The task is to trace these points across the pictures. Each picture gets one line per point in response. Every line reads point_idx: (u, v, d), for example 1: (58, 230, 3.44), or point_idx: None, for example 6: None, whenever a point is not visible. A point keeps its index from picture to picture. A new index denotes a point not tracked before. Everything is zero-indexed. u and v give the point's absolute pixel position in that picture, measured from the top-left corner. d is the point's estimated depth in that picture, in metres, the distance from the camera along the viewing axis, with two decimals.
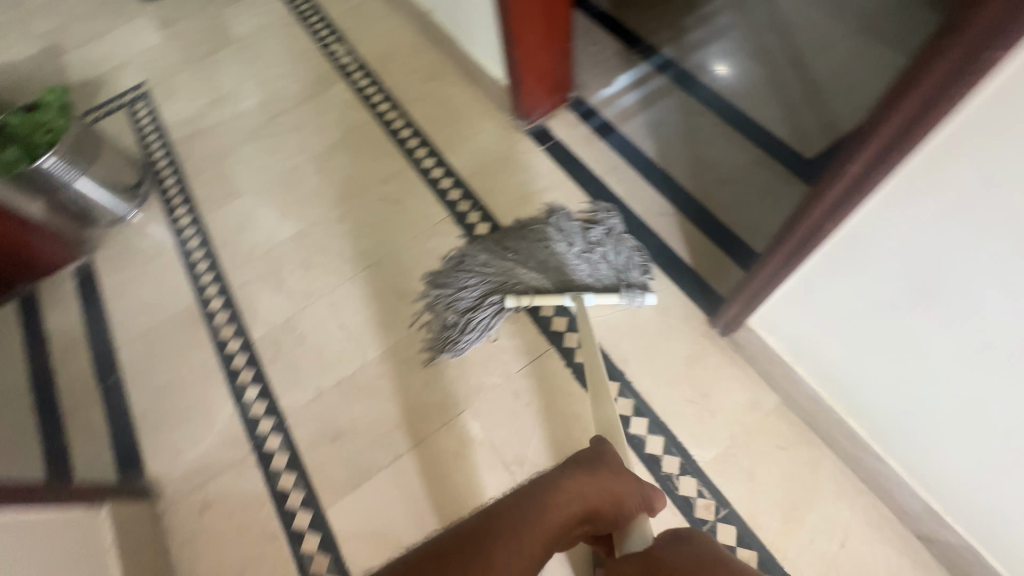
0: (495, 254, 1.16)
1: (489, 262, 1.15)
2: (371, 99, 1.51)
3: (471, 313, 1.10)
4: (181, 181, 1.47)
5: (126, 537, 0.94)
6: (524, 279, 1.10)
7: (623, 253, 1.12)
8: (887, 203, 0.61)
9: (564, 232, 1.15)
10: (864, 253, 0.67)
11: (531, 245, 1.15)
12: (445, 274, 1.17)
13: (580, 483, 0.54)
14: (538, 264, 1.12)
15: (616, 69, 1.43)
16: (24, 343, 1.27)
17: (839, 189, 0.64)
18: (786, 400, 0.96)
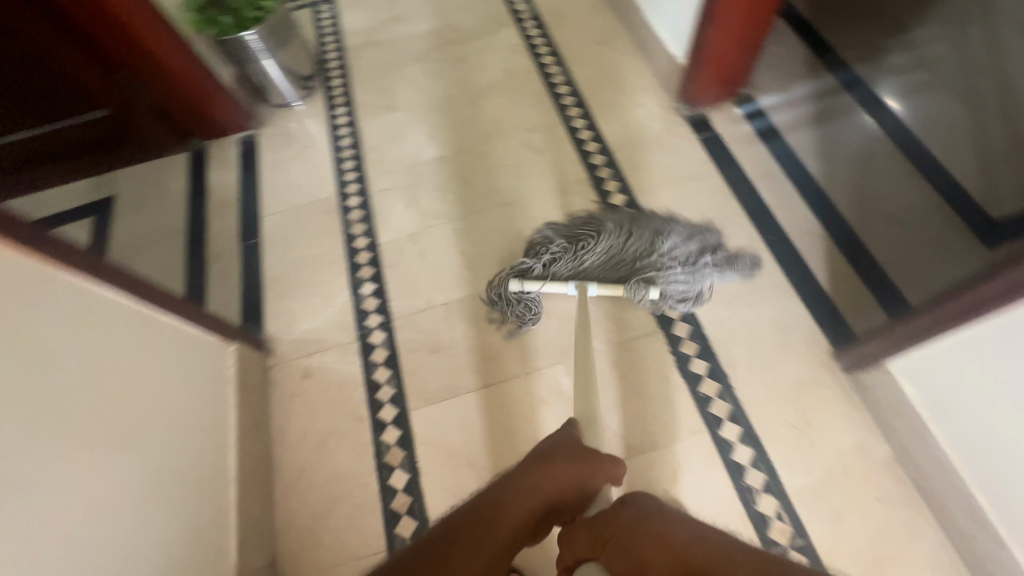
0: (621, 236, 1.05)
1: (609, 240, 1.04)
2: (537, 48, 1.53)
3: (553, 258, 1.06)
4: (346, 84, 1.57)
5: (242, 376, 1.05)
6: (591, 261, 1.05)
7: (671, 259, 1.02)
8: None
9: (691, 247, 1.04)
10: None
11: (653, 236, 1.04)
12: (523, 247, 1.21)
13: (539, 482, 0.64)
14: (625, 253, 1.05)
15: (796, 76, 1.36)
16: (188, 190, 1.43)
17: None
18: (899, 455, 0.90)
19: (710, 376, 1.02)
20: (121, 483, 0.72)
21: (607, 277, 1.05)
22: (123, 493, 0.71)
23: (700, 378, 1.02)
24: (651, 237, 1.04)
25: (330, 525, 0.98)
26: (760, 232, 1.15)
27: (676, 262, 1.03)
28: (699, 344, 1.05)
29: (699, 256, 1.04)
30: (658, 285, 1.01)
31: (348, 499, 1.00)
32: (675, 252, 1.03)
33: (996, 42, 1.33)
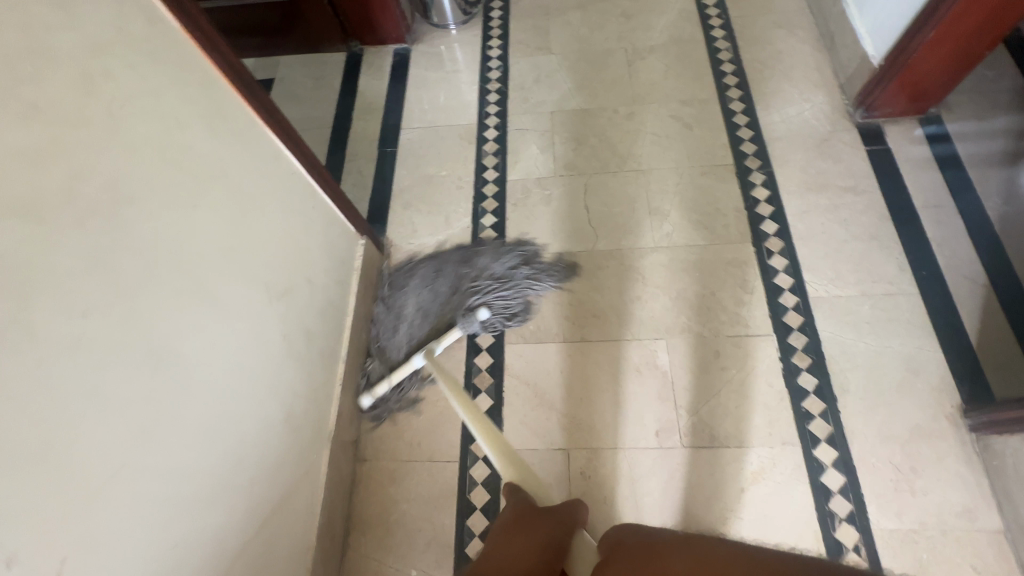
0: (425, 284, 1.15)
1: (420, 288, 1.14)
2: (709, 19, 1.45)
3: (377, 352, 1.09)
4: (505, 17, 1.56)
5: (363, 270, 1.12)
6: (417, 312, 1.12)
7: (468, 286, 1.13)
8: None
9: (485, 262, 1.17)
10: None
11: (434, 279, 1.16)
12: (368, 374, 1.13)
13: (496, 549, 0.60)
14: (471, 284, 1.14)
15: (1001, 107, 1.21)
16: (339, 89, 1.50)
17: None
18: (1010, 531, 0.84)
19: (817, 394, 0.98)
20: (271, 320, 0.80)
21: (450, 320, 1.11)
22: (271, 330, 0.80)
23: (806, 393, 0.98)
24: (461, 275, 1.16)
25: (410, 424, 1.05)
26: (911, 264, 1.07)
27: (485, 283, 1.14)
28: (813, 359, 1.01)
29: (474, 276, 1.15)
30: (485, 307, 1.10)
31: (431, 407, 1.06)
32: (465, 282, 1.15)
33: None
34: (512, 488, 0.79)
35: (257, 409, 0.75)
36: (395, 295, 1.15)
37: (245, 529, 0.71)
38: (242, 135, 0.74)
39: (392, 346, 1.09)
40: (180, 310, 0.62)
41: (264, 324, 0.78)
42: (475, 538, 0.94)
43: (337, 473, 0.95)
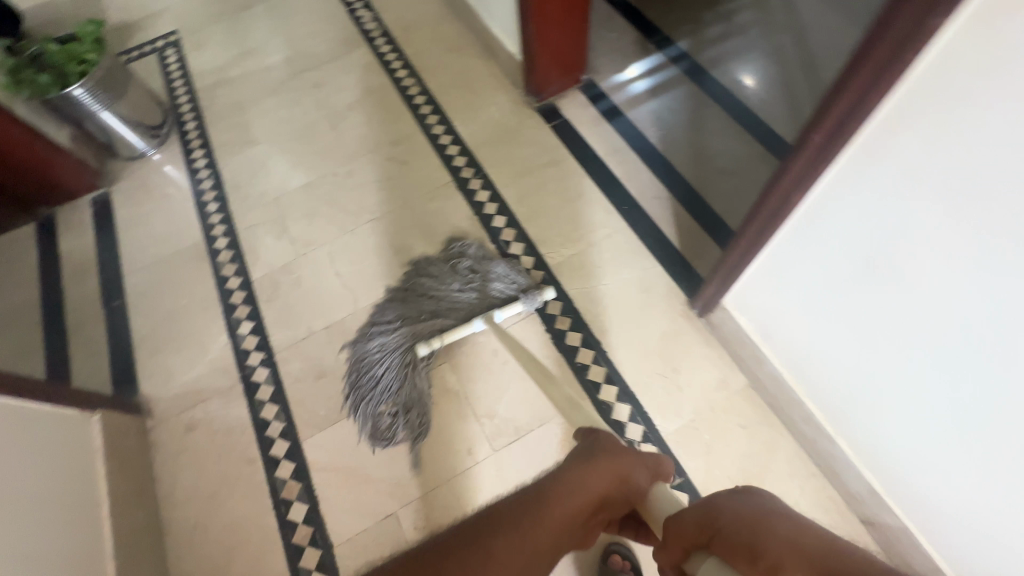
0: (382, 330, 1.09)
1: (382, 338, 1.07)
2: (390, 64, 1.55)
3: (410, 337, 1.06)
4: (201, 126, 1.53)
5: (113, 443, 1.00)
6: (437, 302, 1.10)
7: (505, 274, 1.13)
8: (843, 175, 0.62)
9: (435, 274, 1.14)
10: (821, 233, 0.69)
11: (381, 323, 1.10)
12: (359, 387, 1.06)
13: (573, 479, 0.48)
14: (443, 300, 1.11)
15: (631, 56, 1.46)
16: (39, 262, 1.34)
17: (798, 168, 0.66)
18: (751, 382, 0.99)
19: (584, 345, 1.08)
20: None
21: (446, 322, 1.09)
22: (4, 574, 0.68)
23: (575, 349, 1.08)
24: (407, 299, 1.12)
25: None
26: (614, 204, 1.23)
27: (439, 286, 1.12)
28: (571, 317, 1.11)
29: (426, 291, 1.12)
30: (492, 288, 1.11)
31: (247, 545, 0.97)
32: (415, 298, 1.12)
33: (790, 3, 1.49)
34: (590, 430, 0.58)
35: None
36: (355, 365, 1.08)
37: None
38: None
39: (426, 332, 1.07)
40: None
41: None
42: None
43: None
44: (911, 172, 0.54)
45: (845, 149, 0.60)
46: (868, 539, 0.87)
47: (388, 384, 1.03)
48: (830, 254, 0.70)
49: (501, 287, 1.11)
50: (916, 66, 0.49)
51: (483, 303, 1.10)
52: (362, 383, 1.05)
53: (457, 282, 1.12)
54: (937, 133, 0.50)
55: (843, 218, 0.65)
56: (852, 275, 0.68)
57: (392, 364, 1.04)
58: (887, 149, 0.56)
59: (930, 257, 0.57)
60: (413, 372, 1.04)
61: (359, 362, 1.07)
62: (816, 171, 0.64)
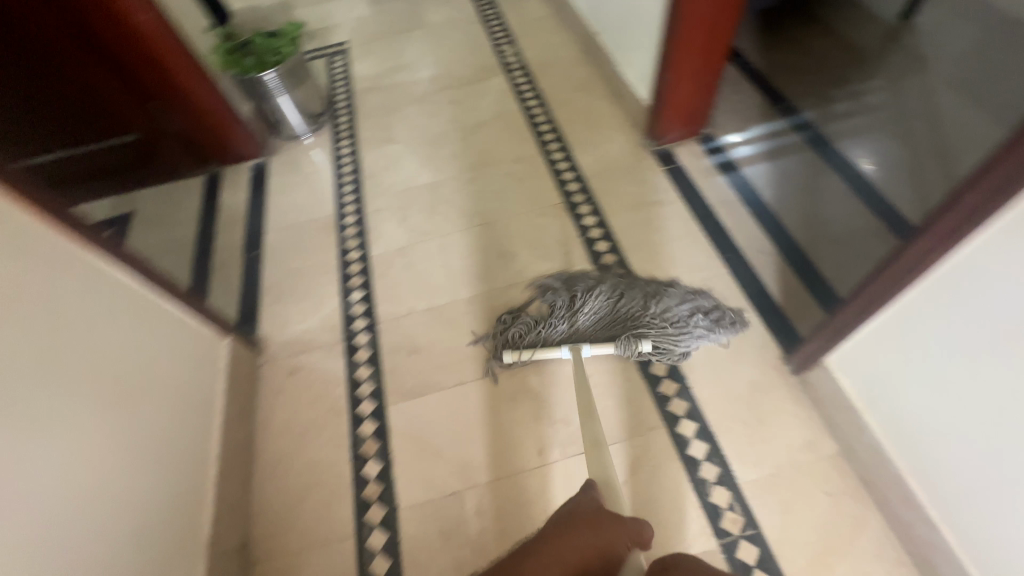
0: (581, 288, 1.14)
1: (572, 291, 1.14)
2: (523, 94, 1.71)
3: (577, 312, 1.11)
4: (352, 121, 1.75)
5: (233, 368, 1.13)
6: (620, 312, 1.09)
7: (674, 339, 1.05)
8: (994, 243, 0.61)
9: (669, 299, 1.10)
10: (961, 300, 0.68)
11: (591, 283, 1.15)
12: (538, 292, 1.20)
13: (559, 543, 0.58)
14: (627, 317, 1.10)
15: (753, 119, 1.51)
16: (200, 209, 1.57)
17: (939, 230, 0.65)
18: (844, 450, 0.95)
19: (669, 377, 1.09)
20: (104, 433, 0.78)
21: (601, 334, 1.10)
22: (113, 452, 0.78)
23: (659, 378, 1.09)
24: (621, 290, 1.12)
25: (302, 510, 1.02)
26: (717, 250, 1.26)
27: (658, 311, 1.09)
28: None
29: (643, 302, 1.10)
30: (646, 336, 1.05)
31: (321, 488, 1.04)
32: (622, 296, 1.11)
33: (928, 91, 1.49)
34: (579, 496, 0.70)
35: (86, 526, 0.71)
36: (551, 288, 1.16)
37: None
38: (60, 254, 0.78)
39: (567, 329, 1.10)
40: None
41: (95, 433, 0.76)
42: None
43: None
44: None
45: (998, 219, 0.60)
46: None
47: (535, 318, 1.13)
48: (971, 322, 0.67)
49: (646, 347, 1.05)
50: None
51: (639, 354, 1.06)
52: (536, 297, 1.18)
53: (670, 322, 1.07)
54: None
55: (990, 287, 0.64)
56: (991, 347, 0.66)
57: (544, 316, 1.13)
58: None
59: None
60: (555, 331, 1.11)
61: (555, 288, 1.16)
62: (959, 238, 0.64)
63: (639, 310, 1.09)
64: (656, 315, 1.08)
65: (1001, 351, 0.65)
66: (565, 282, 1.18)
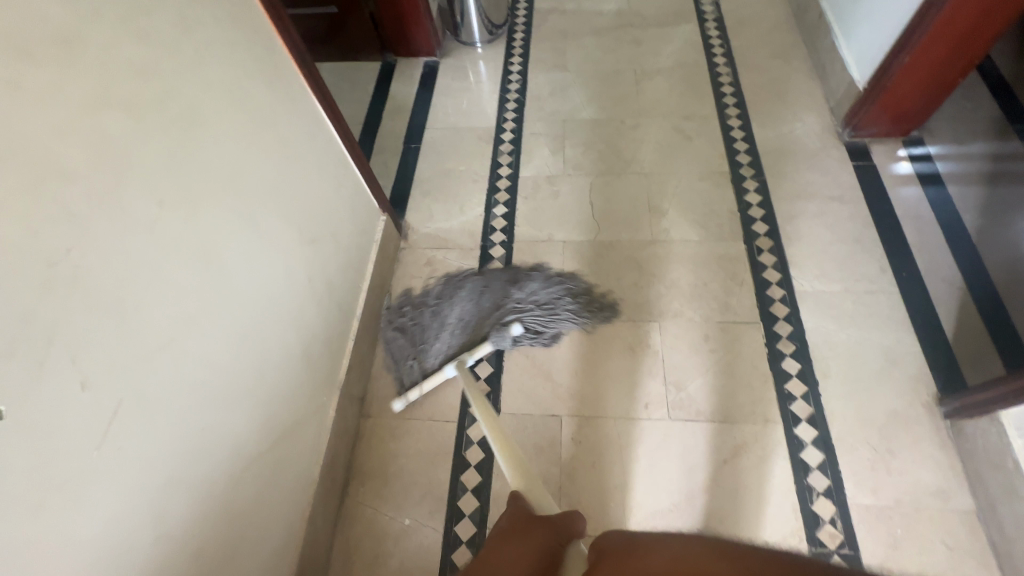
0: (459, 292, 1.20)
1: (451, 295, 1.19)
2: (711, 48, 1.59)
3: (456, 325, 1.15)
4: (527, 39, 1.73)
5: (382, 244, 1.22)
6: (493, 305, 1.17)
7: (547, 321, 1.14)
8: None
9: (525, 287, 1.19)
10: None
11: (452, 291, 1.21)
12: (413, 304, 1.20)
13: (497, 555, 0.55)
14: (493, 308, 1.17)
15: (979, 133, 1.31)
16: (372, 93, 1.65)
17: None
18: (981, 509, 0.87)
19: (799, 378, 1.03)
20: (293, 258, 0.89)
21: (476, 337, 1.13)
22: (299, 282, 0.90)
23: (789, 375, 1.04)
24: (481, 288, 1.20)
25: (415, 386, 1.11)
26: (892, 266, 1.14)
27: (521, 299, 1.17)
28: (797, 346, 1.07)
29: (506, 292, 1.18)
30: (515, 322, 1.12)
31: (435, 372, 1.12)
32: (484, 294, 1.19)
33: None
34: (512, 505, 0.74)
35: (273, 329, 0.82)
36: (418, 302, 1.19)
37: (257, 443, 0.77)
38: (290, 90, 0.87)
39: (450, 342, 1.13)
40: (228, 224, 0.72)
41: (288, 256, 0.87)
42: (468, 493, 0.99)
43: (342, 422, 1.01)
44: None
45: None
46: None
47: (411, 340, 1.13)
48: None
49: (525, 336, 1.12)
50: None
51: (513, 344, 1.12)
52: (414, 312, 1.18)
53: (535, 304, 1.16)
54: None
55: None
56: None
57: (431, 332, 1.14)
58: None
59: None
60: (437, 347, 1.12)
61: (417, 302, 1.19)
62: None
63: (503, 301, 1.17)
64: (519, 302, 1.17)
65: None
66: (434, 289, 1.22)
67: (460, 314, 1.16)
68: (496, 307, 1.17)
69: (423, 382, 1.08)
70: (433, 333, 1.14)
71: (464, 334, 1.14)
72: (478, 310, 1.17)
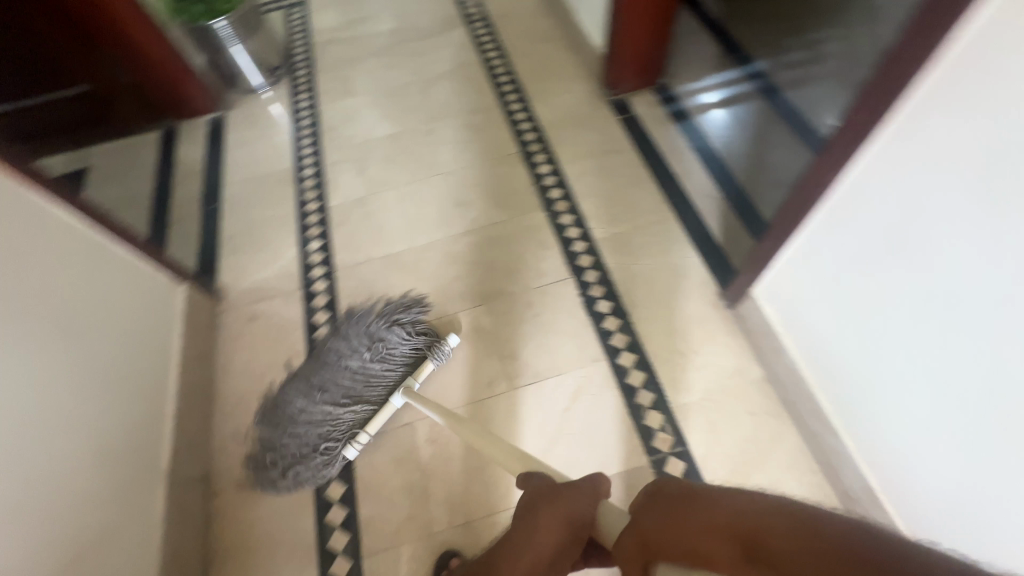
0: (296, 397, 0.95)
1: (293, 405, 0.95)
2: (483, 45, 1.70)
3: (336, 406, 0.96)
4: (310, 74, 1.73)
5: (191, 313, 1.16)
6: (343, 365, 0.98)
7: (402, 325, 1.02)
8: (879, 155, 0.66)
9: (345, 342, 0.98)
10: (851, 215, 0.73)
11: (285, 405, 0.96)
12: (266, 448, 0.95)
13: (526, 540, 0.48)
14: (346, 369, 0.98)
15: (709, 68, 1.53)
16: (157, 163, 1.56)
17: (842, 144, 0.70)
18: (768, 374, 1.02)
19: (612, 315, 1.14)
20: (45, 359, 0.79)
21: (369, 385, 0.99)
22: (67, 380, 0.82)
23: (604, 315, 1.14)
24: (309, 376, 0.97)
25: None
26: (666, 196, 1.30)
27: (355, 354, 0.98)
28: (605, 287, 1.18)
29: (332, 361, 0.97)
30: (387, 345, 1.00)
31: None
32: (320, 374, 0.97)
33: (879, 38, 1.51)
34: (528, 475, 0.59)
35: (32, 441, 0.73)
36: (266, 448, 0.94)
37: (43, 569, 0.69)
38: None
39: (356, 403, 0.98)
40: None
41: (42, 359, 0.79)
42: (335, 531, 0.96)
43: (180, 510, 0.94)
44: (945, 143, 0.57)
45: (880, 130, 0.64)
46: None
47: (312, 451, 0.94)
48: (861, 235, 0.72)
49: (403, 346, 1.02)
50: (949, 52, 0.54)
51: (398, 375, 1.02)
52: (281, 446, 0.94)
53: (368, 345, 0.98)
54: (969, 107, 0.53)
55: (875, 197, 0.68)
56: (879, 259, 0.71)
57: (320, 433, 0.95)
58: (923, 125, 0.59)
59: (953, 238, 0.60)
60: (341, 446, 0.97)
61: (263, 449, 0.94)
62: (852, 154, 0.69)
63: (341, 371, 0.97)
64: (355, 357, 0.98)
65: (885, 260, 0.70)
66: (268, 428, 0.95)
67: (322, 400, 0.96)
68: (347, 365, 0.98)
69: (372, 428, 0.97)
70: (330, 423, 0.96)
71: (359, 394, 0.98)
72: (334, 382, 0.97)
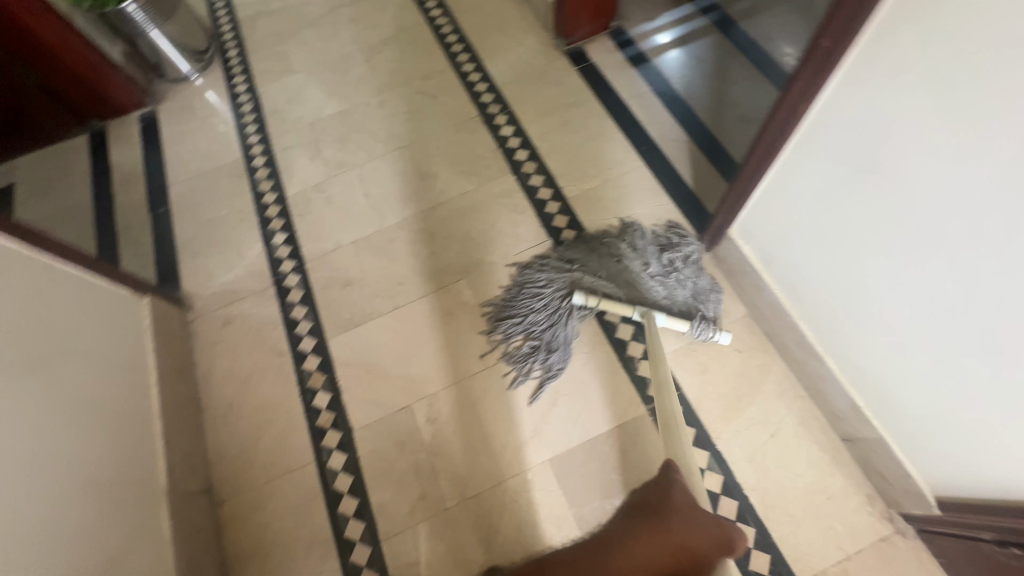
0: (574, 250, 1.11)
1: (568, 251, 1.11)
2: (424, 4, 1.60)
3: (596, 270, 1.07)
4: (242, 53, 1.60)
5: (160, 327, 1.10)
6: (628, 249, 1.09)
7: (694, 274, 1.06)
8: (850, 74, 0.67)
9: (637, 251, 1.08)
10: (825, 142, 0.75)
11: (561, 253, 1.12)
12: (521, 273, 1.12)
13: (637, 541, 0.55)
14: (622, 255, 1.08)
15: (661, 6, 1.48)
16: (90, 171, 1.43)
17: (811, 69, 0.70)
18: (751, 311, 1.05)
19: None
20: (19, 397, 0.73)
21: (632, 286, 1.05)
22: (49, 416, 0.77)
23: None
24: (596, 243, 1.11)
25: (260, 448, 1.05)
26: (633, 144, 1.28)
27: (625, 256, 1.08)
28: None
29: (623, 242, 1.10)
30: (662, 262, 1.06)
31: (274, 426, 1.07)
32: (606, 247, 1.10)
33: None
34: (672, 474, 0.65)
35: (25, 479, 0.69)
36: (514, 289, 1.11)
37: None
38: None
39: (607, 290, 1.05)
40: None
41: (17, 397, 0.73)
42: (351, 520, 0.97)
43: (188, 524, 0.93)
44: (914, 52, 0.58)
45: (849, 54, 0.65)
46: (849, 457, 0.92)
47: (552, 295, 1.06)
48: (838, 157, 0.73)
49: (676, 285, 1.05)
50: None
51: (637, 298, 1.04)
52: (533, 277, 1.09)
53: (654, 251, 1.08)
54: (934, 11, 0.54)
55: (848, 121, 0.70)
56: (855, 179, 0.72)
57: (567, 283, 1.07)
58: (890, 35, 0.60)
59: (926, 148, 0.61)
60: (560, 320, 1.05)
61: (380, 399, 1.06)
62: (822, 76, 0.69)
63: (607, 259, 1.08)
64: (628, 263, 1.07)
65: (862, 179, 0.71)
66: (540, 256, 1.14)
67: (591, 260, 1.08)
68: (629, 252, 1.08)
69: (607, 302, 1.02)
70: (578, 276, 1.07)
71: (614, 282, 1.06)
72: (610, 252, 1.09)
